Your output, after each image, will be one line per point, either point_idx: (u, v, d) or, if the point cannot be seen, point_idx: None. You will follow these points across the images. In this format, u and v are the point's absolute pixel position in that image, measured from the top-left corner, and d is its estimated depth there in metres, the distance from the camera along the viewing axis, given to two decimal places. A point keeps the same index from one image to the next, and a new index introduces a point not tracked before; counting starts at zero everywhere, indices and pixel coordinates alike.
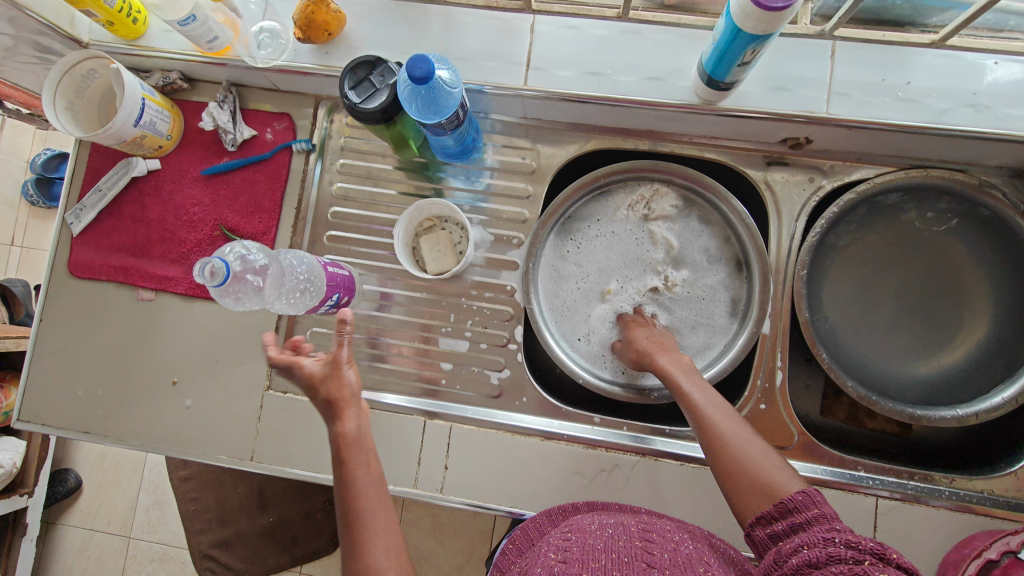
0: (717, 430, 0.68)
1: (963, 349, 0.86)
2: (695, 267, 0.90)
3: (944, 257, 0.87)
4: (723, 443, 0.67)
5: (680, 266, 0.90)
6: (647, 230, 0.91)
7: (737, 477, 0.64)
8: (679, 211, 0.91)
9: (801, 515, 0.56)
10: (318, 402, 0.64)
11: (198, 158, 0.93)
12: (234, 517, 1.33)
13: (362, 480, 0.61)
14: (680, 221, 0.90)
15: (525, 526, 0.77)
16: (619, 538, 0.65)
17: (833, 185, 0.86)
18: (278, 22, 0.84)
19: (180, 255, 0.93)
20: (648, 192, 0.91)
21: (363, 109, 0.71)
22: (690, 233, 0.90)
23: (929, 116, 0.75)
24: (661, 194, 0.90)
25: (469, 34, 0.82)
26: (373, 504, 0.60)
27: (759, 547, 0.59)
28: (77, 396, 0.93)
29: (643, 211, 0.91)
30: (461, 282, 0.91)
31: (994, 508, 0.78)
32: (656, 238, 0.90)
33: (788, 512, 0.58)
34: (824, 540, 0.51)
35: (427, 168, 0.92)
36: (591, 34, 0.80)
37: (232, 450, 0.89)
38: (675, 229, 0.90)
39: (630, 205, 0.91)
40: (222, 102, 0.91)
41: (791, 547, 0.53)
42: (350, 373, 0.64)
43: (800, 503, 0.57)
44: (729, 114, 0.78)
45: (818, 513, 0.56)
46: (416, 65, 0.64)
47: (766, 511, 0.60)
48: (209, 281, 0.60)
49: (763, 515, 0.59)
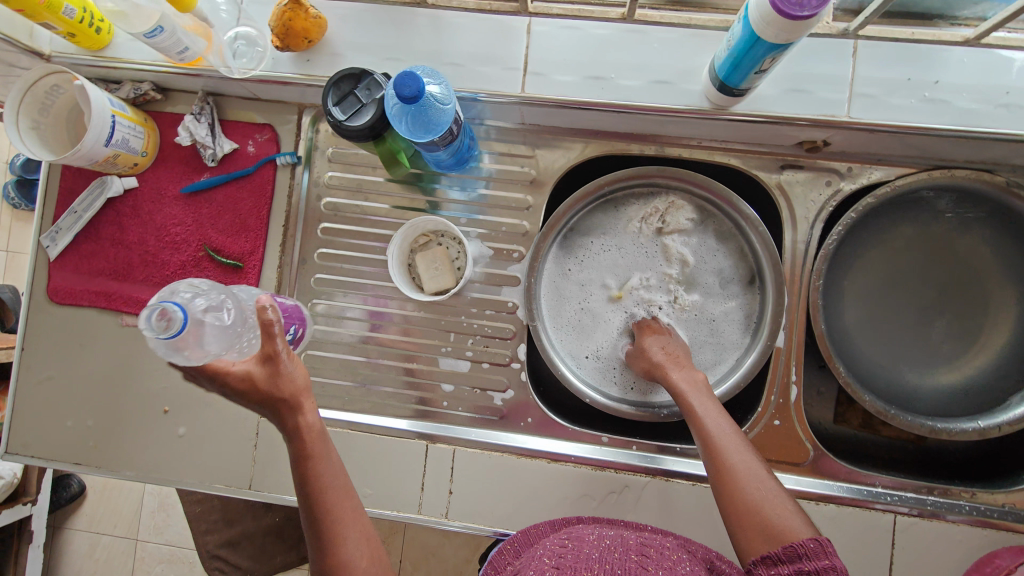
0: (730, 464, 0.65)
1: (983, 357, 0.83)
2: (709, 286, 0.86)
3: (966, 261, 0.84)
4: (737, 481, 0.64)
5: (693, 285, 0.86)
6: (661, 244, 0.86)
7: (745, 516, 0.62)
8: (695, 223, 0.86)
9: (810, 564, 0.54)
10: (260, 402, 0.60)
11: (177, 175, 0.88)
12: (239, 516, 1.20)
13: (320, 474, 0.61)
14: (697, 236, 0.86)
15: (526, 531, 0.75)
16: (614, 550, 0.64)
17: (851, 188, 0.81)
18: (254, 28, 0.78)
19: (163, 279, 0.88)
20: (662, 205, 0.86)
21: (349, 127, 0.66)
22: (707, 250, 0.86)
23: (956, 119, 0.70)
24: (677, 206, 0.86)
25: (461, 37, 0.76)
26: (331, 500, 0.61)
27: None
28: (66, 426, 0.89)
29: (657, 224, 0.86)
30: (460, 300, 0.87)
31: (1015, 523, 0.76)
32: (671, 253, 0.85)
33: (796, 558, 0.55)
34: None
35: (420, 180, 0.87)
36: (593, 35, 0.74)
37: (229, 478, 0.87)
38: (691, 244, 0.86)
39: (643, 218, 0.87)
40: (199, 115, 0.86)
41: None
42: (293, 366, 0.61)
43: (811, 551, 0.55)
44: (741, 119, 0.73)
45: (829, 565, 0.53)
46: (405, 82, 0.59)
47: (773, 552, 0.57)
48: (158, 331, 0.49)
49: (769, 556, 0.57)
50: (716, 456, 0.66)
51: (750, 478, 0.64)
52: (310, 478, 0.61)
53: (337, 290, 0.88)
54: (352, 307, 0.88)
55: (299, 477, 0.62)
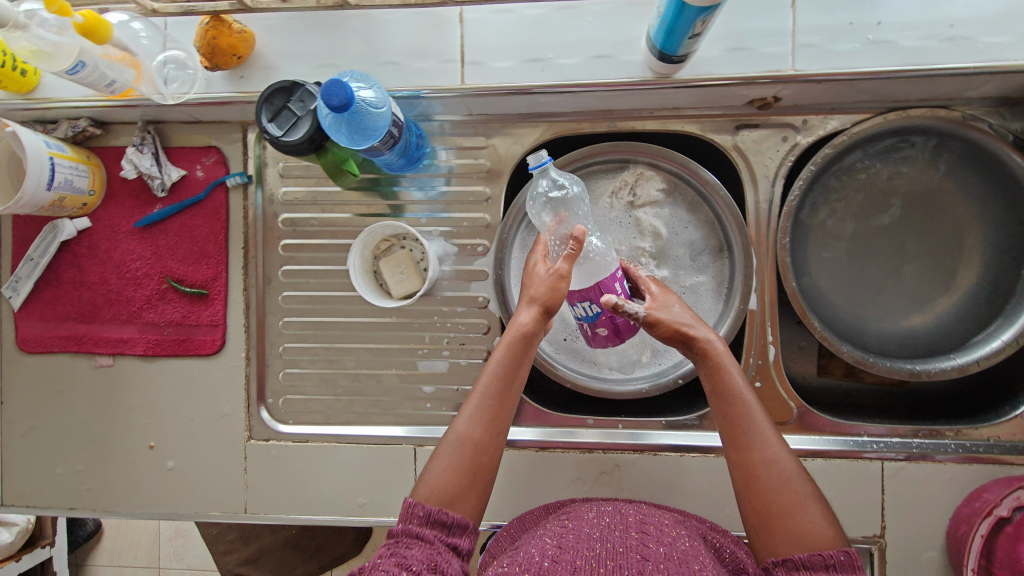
0: (753, 457, 0.62)
1: (958, 293, 0.82)
2: (680, 258, 0.85)
3: (932, 198, 0.83)
4: (764, 479, 0.61)
5: (666, 258, 0.85)
6: (633, 219, 0.85)
7: (768, 512, 0.60)
8: (665, 194, 0.85)
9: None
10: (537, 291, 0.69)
11: (128, 210, 0.86)
12: (257, 532, 1.14)
13: (504, 387, 0.66)
14: (668, 207, 0.85)
15: (522, 517, 0.77)
16: (614, 527, 0.64)
17: (809, 140, 0.79)
18: (182, 50, 0.75)
19: (130, 315, 0.87)
20: (631, 177, 0.84)
21: (287, 143, 0.65)
22: (679, 222, 0.85)
23: (901, 58, 0.69)
24: (646, 177, 0.84)
25: (393, 35, 0.75)
26: (497, 414, 0.66)
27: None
28: (55, 474, 0.89)
29: (628, 198, 0.85)
30: (431, 300, 0.86)
31: (1002, 455, 0.76)
32: (643, 226, 0.84)
33: (823, 567, 0.54)
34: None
35: (378, 184, 0.85)
36: (526, 16, 0.73)
37: (225, 504, 0.87)
38: (663, 216, 0.85)
39: (613, 192, 0.85)
40: (141, 145, 0.84)
41: None
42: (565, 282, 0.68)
43: (840, 563, 0.54)
44: (687, 84, 0.71)
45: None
46: (332, 91, 0.57)
47: (797, 556, 0.56)
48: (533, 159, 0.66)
49: (792, 559, 0.55)
50: (742, 444, 0.63)
51: (776, 474, 0.61)
52: (496, 379, 0.67)
53: (306, 306, 0.87)
54: (325, 321, 0.87)
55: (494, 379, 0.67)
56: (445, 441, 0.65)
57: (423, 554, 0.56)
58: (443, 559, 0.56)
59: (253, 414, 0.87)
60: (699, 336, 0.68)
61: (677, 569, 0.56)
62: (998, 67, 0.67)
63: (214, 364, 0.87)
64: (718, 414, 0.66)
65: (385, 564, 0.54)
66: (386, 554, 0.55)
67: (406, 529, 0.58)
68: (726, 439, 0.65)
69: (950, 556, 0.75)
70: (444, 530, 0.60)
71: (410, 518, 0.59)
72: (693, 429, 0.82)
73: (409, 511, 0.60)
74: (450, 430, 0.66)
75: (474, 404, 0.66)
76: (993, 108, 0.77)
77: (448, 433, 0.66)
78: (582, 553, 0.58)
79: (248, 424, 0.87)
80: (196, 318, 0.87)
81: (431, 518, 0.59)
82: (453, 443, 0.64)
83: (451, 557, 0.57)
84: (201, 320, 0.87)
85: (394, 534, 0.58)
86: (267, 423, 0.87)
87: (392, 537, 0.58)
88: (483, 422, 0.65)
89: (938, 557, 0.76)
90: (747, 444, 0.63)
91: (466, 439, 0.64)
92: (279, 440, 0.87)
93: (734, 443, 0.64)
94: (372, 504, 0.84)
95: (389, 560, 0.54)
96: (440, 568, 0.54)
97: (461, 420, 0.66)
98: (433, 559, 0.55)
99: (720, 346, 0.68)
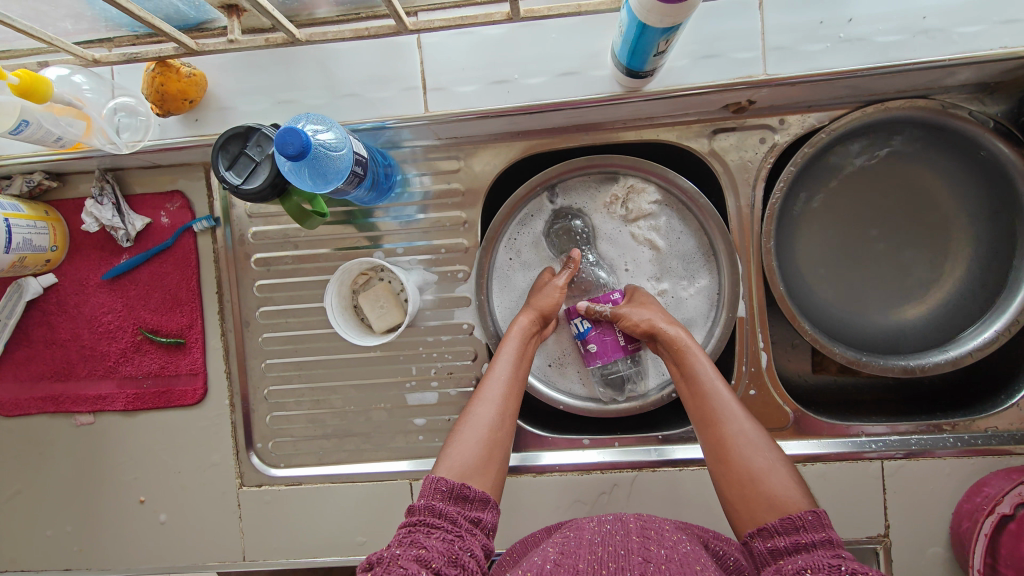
0: (722, 431, 0.67)
1: (946, 283, 0.81)
2: (676, 272, 0.82)
3: (916, 188, 0.81)
4: (735, 452, 0.65)
5: (661, 272, 0.82)
6: (628, 232, 0.83)
7: (743, 484, 0.63)
8: (660, 205, 0.82)
9: (807, 536, 0.56)
10: (538, 301, 0.77)
11: (95, 262, 0.84)
12: None
13: (513, 375, 0.72)
14: (664, 218, 0.82)
15: (524, 540, 0.73)
16: (615, 532, 0.61)
17: (787, 140, 0.77)
18: (131, 96, 0.72)
19: (107, 370, 0.85)
20: (622, 190, 0.81)
21: (247, 190, 0.62)
22: (675, 234, 0.82)
23: (874, 54, 0.67)
24: (637, 190, 0.81)
25: (351, 66, 0.72)
26: (511, 396, 0.71)
27: (757, 558, 0.59)
28: (46, 536, 0.87)
29: (621, 212, 0.82)
30: (415, 331, 0.83)
31: (1000, 446, 0.75)
32: (638, 239, 0.82)
33: (793, 530, 0.57)
34: (829, 566, 0.52)
35: (353, 217, 0.82)
36: (487, 36, 0.70)
37: (222, 553, 0.85)
38: (660, 228, 0.82)
39: (604, 207, 0.83)
40: (100, 197, 0.81)
41: (793, 567, 0.54)
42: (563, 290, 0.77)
43: (809, 523, 0.57)
44: (658, 96, 0.69)
45: (826, 538, 0.56)
46: (286, 140, 0.55)
47: (771, 523, 0.59)
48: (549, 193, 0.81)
49: (766, 528, 0.59)
50: (713, 423, 0.68)
51: (748, 446, 0.65)
52: (508, 367, 0.72)
53: (287, 346, 0.84)
54: (308, 359, 0.85)
55: (499, 375, 0.72)
56: (461, 427, 0.68)
57: (445, 540, 0.56)
58: (464, 546, 0.56)
59: (243, 460, 0.85)
60: (664, 326, 0.74)
61: (679, 570, 0.54)
62: (971, 58, 0.66)
63: (198, 413, 0.85)
64: (687, 399, 0.71)
65: (407, 553, 0.53)
66: (408, 539, 0.56)
67: (430, 505, 0.59)
68: (698, 421, 0.69)
69: (955, 551, 0.75)
70: (465, 504, 0.60)
71: (433, 493, 0.60)
72: (690, 441, 0.81)
73: (432, 487, 0.61)
74: (465, 418, 0.69)
75: (490, 390, 0.70)
76: (973, 95, 0.75)
77: (464, 419, 0.69)
78: (584, 557, 0.57)
79: (239, 471, 0.85)
80: (175, 367, 0.84)
81: (454, 493, 0.60)
82: (472, 425, 0.67)
83: (472, 541, 0.57)
84: (180, 369, 0.84)
85: (416, 509, 0.59)
86: (258, 469, 0.85)
87: (414, 513, 0.59)
88: (498, 404, 0.69)
89: (943, 552, 0.76)
90: (716, 422, 0.67)
91: (483, 421, 0.68)
92: (273, 484, 0.85)
93: (706, 423, 0.68)
94: (372, 542, 0.82)
95: (411, 548, 0.54)
96: (461, 561, 0.54)
97: (476, 407, 0.69)
98: (454, 549, 0.55)
99: (683, 334, 0.74)
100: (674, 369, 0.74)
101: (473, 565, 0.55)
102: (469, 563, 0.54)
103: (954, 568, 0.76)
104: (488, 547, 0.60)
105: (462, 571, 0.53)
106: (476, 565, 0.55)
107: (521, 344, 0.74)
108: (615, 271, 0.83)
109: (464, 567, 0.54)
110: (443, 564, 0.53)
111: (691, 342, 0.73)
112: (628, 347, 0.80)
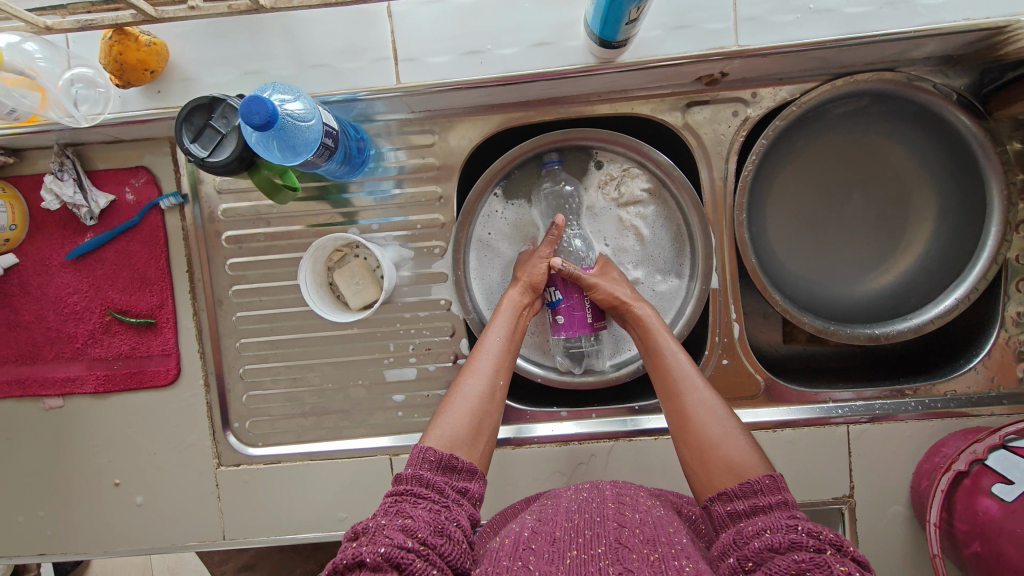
0: (684, 402, 0.68)
1: (909, 253, 0.84)
2: (656, 263, 0.83)
3: (882, 162, 0.83)
4: (699, 421, 0.67)
5: (642, 261, 0.83)
6: (616, 216, 0.83)
7: (704, 453, 0.65)
8: (650, 194, 0.82)
9: (764, 499, 0.57)
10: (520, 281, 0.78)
11: (57, 240, 0.81)
12: None
13: (503, 350, 0.73)
14: (652, 207, 0.83)
15: (503, 510, 0.74)
16: (591, 500, 0.62)
17: (759, 113, 0.78)
18: (89, 67, 0.70)
19: (74, 352, 0.83)
20: (617, 171, 0.82)
21: (214, 163, 0.61)
22: (661, 223, 0.83)
23: (842, 26, 0.68)
24: (632, 174, 0.82)
25: (321, 36, 0.70)
26: (501, 368, 0.71)
27: (716, 522, 0.60)
28: (17, 522, 0.85)
29: (614, 193, 0.82)
30: (392, 307, 0.83)
31: (958, 408, 0.79)
32: (626, 225, 0.83)
33: (751, 493, 0.58)
34: (787, 527, 0.53)
35: (327, 193, 0.80)
36: (459, 5, 0.69)
37: (201, 533, 0.85)
38: (647, 216, 0.83)
39: (598, 186, 0.83)
40: (60, 172, 0.78)
41: (752, 529, 0.54)
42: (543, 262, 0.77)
43: (766, 486, 0.58)
44: (631, 67, 0.69)
45: (782, 499, 0.57)
46: (252, 109, 0.54)
47: (730, 488, 0.61)
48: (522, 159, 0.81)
49: (726, 492, 0.60)
50: (678, 395, 0.69)
51: (709, 415, 0.67)
52: (499, 343, 0.73)
53: (261, 325, 0.83)
54: (281, 334, 0.83)
55: (485, 350, 0.72)
56: (451, 398, 0.69)
57: (431, 511, 0.55)
58: (450, 517, 0.56)
59: (220, 440, 0.85)
60: (633, 304, 0.75)
61: (654, 535, 0.55)
62: (937, 31, 0.67)
63: (173, 394, 0.84)
64: (652, 374, 0.72)
65: (392, 523, 0.53)
66: (394, 508, 0.55)
67: (417, 475, 0.59)
68: (662, 394, 0.70)
69: (915, 508, 0.79)
70: (452, 474, 0.61)
71: (421, 462, 0.60)
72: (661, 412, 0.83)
73: (421, 456, 0.61)
74: (454, 390, 0.70)
75: (480, 364, 0.71)
76: (937, 67, 0.76)
77: (453, 391, 0.69)
78: (561, 523, 0.57)
79: (216, 451, 0.85)
80: (146, 348, 0.83)
81: (442, 464, 0.61)
82: (461, 398, 0.68)
83: (458, 512, 0.57)
84: (152, 350, 0.83)
85: (404, 479, 0.59)
86: (235, 448, 0.85)
87: (402, 481, 0.59)
88: (488, 375, 0.70)
89: (903, 510, 0.79)
90: (680, 393, 0.69)
91: (472, 394, 0.68)
92: (251, 464, 0.84)
93: (669, 393, 0.70)
94: (352, 518, 0.83)
95: (397, 517, 0.54)
96: (447, 531, 0.54)
97: (467, 380, 0.70)
98: (441, 520, 0.55)
99: (652, 313, 0.75)
100: (639, 345, 0.75)
101: (459, 536, 0.55)
102: (454, 533, 0.54)
103: (912, 525, 0.80)
104: (475, 517, 0.60)
105: (448, 541, 0.53)
106: (461, 535, 0.55)
107: (512, 317, 0.75)
108: (596, 246, 0.83)
109: (450, 538, 0.53)
110: (429, 534, 0.52)
111: (657, 320, 0.74)
112: (595, 326, 0.80)
